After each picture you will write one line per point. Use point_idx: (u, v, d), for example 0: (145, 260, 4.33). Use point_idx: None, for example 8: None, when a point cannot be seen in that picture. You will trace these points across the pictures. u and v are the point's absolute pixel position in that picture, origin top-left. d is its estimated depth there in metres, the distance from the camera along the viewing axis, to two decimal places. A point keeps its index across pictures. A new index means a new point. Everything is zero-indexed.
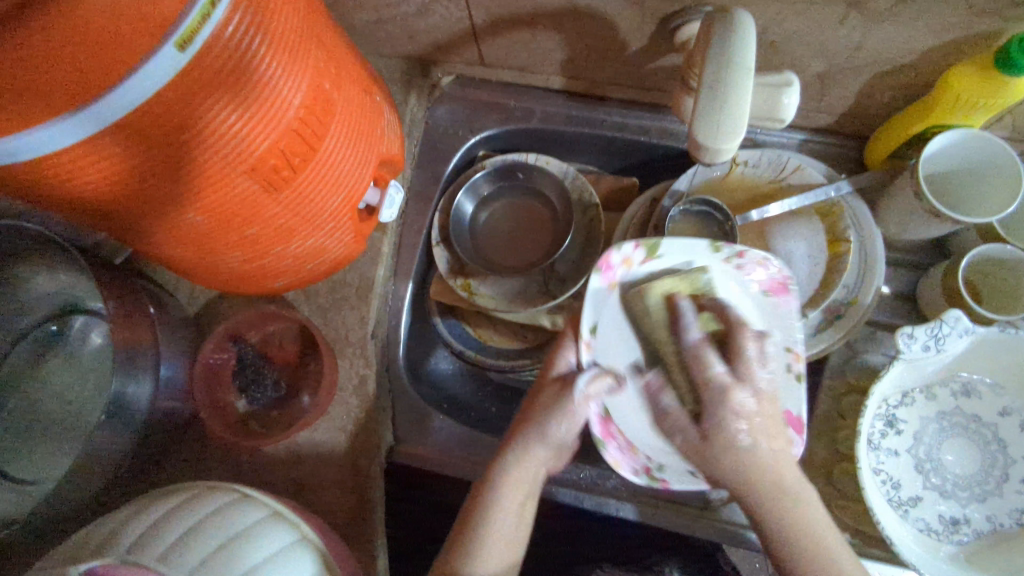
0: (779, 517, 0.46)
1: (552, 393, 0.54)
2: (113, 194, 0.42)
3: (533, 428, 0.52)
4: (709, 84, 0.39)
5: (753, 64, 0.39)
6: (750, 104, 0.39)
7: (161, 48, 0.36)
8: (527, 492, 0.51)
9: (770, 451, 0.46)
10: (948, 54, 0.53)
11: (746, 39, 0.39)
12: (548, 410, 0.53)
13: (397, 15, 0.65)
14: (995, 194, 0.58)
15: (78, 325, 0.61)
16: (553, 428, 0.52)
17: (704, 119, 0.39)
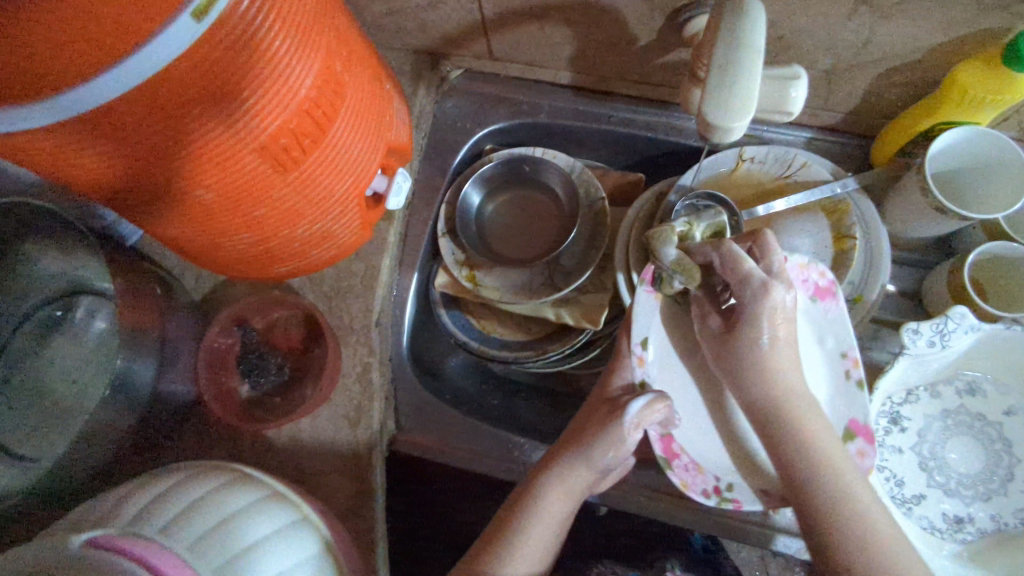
0: (809, 448, 0.49)
1: (602, 416, 0.55)
2: (126, 166, 0.42)
3: (579, 450, 0.54)
4: (718, 65, 0.39)
5: (762, 45, 0.40)
6: (759, 85, 0.40)
7: (178, 19, 0.36)
8: (562, 514, 0.54)
9: (787, 380, 0.50)
10: (956, 50, 0.53)
11: (756, 20, 0.40)
12: (603, 441, 0.53)
13: (408, 7, 0.66)
14: (1003, 191, 0.58)
15: (83, 305, 0.61)
16: (603, 455, 0.53)
17: (714, 99, 0.40)
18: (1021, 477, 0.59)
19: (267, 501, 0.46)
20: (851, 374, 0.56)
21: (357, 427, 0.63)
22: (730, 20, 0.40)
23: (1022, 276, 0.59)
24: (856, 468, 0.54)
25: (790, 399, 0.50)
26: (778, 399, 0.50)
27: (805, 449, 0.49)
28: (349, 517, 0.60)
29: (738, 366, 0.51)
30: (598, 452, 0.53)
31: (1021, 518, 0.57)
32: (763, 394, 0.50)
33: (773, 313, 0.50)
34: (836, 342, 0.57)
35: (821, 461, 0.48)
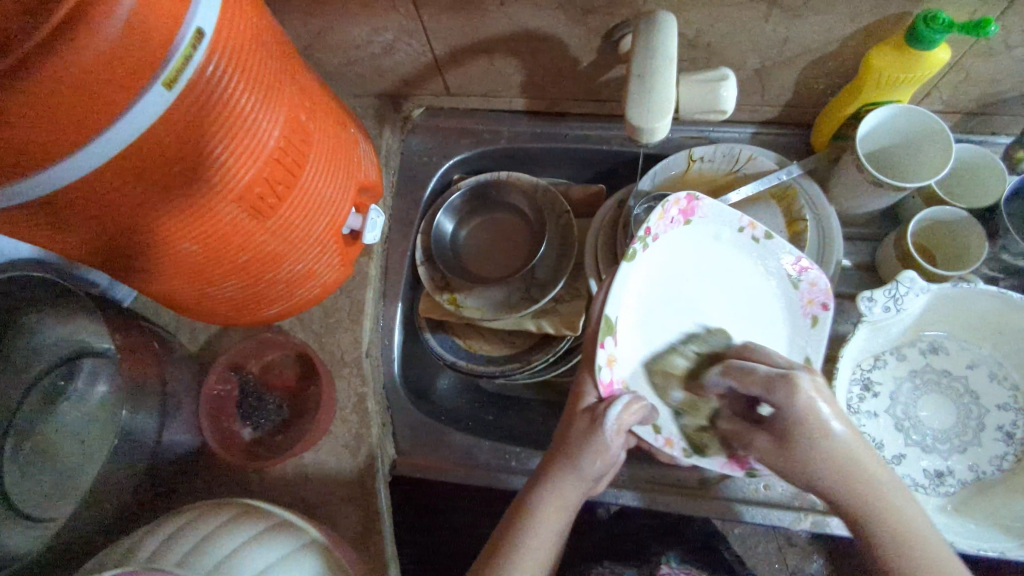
0: (875, 507, 0.47)
1: (582, 429, 0.54)
2: (112, 224, 0.46)
3: (569, 457, 0.53)
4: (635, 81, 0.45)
5: (670, 58, 0.45)
6: (668, 93, 0.44)
7: (150, 89, 0.39)
8: (558, 535, 0.52)
9: (846, 440, 0.47)
10: (867, 38, 0.58)
11: (661, 39, 0.45)
12: (593, 452, 0.52)
13: (365, 56, 0.71)
14: (931, 160, 0.63)
15: (85, 369, 0.64)
16: (593, 462, 0.52)
17: (634, 105, 0.45)
18: (992, 426, 0.62)
19: (274, 529, 0.49)
20: (754, 234, 0.61)
21: (359, 456, 0.65)
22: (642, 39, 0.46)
23: (962, 236, 0.63)
24: (819, 294, 0.61)
25: (850, 468, 0.47)
26: (839, 473, 0.47)
27: (884, 537, 0.46)
28: (358, 543, 0.62)
29: (798, 455, 0.48)
30: (586, 462, 0.52)
31: (997, 464, 0.60)
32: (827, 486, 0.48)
33: (816, 411, 0.47)
34: (729, 224, 0.61)
35: (895, 532, 0.46)
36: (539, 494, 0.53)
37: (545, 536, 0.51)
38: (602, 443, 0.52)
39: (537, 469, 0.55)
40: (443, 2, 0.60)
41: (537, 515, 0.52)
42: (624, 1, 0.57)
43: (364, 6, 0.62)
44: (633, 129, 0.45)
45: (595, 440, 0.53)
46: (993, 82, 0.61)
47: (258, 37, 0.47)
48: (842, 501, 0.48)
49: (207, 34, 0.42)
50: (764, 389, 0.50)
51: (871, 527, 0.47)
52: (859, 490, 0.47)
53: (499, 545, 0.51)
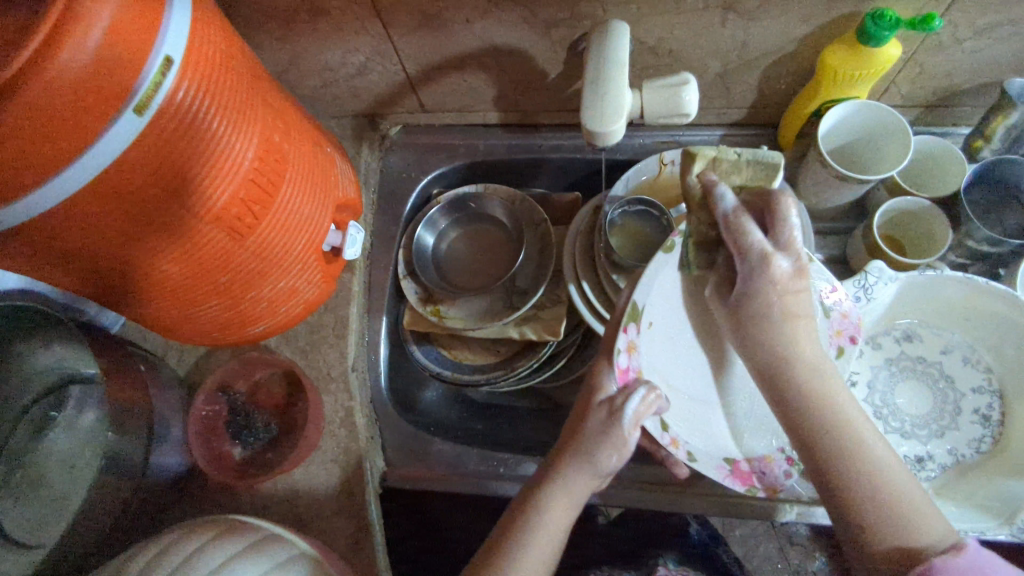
0: (824, 406, 0.45)
1: (600, 423, 0.52)
2: (92, 247, 0.47)
3: (577, 451, 0.52)
4: (592, 84, 0.48)
5: (623, 64, 0.47)
6: (622, 96, 0.47)
7: (122, 115, 0.41)
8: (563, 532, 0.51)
9: (792, 333, 0.46)
10: (822, 38, 0.60)
11: (615, 48, 0.48)
12: (602, 447, 0.52)
13: (340, 77, 0.73)
14: (892, 153, 0.64)
15: (73, 397, 0.65)
16: (603, 457, 0.51)
17: (590, 109, 0.47)
18: (968, 409, 0.63)
19: (261, 543, 0.50)
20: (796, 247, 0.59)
21: (348, 469, 0.66)
22: (595, 53, 0.48)
23: (926, 223, 0.64)
24: (849, 326, 0.59)
25: (788, 359, 0.46)
26: (778, 358, 0.46)
27: (821, 428, 0.45)
28: (350, 556, 0.63)
29: (754, 335, 0.47)
30: (602, 456, 0.51)
31: (975, 447, 0.61)
32: (795, 392, 0.46)
33: (783, 294, 0.45)
34: None
35: (846, 434, 0.45)
36: (546, 490, 0.51)
37: (549, 535, 0.50)
38: (613, 439, 0.51)
39: (544, 466, 0.54)
40: (412, 23, 0.62)
41: (544, 512, 0.51)
42: (585, 13, 0.59)
43: (336, 29, 0.64)
44: (589, 132, 0.47)
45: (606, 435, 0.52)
46: (946, 76, 0.63)
47: (228, 62, 0.48)
48: (783, 385, 0.47)
49: (176, 62, 0.43)
50: (740, 266, 0.45)
51: (814, 434, 0.45)
52: (822, 393, 0.46)
53: (502, 540, 0.49)
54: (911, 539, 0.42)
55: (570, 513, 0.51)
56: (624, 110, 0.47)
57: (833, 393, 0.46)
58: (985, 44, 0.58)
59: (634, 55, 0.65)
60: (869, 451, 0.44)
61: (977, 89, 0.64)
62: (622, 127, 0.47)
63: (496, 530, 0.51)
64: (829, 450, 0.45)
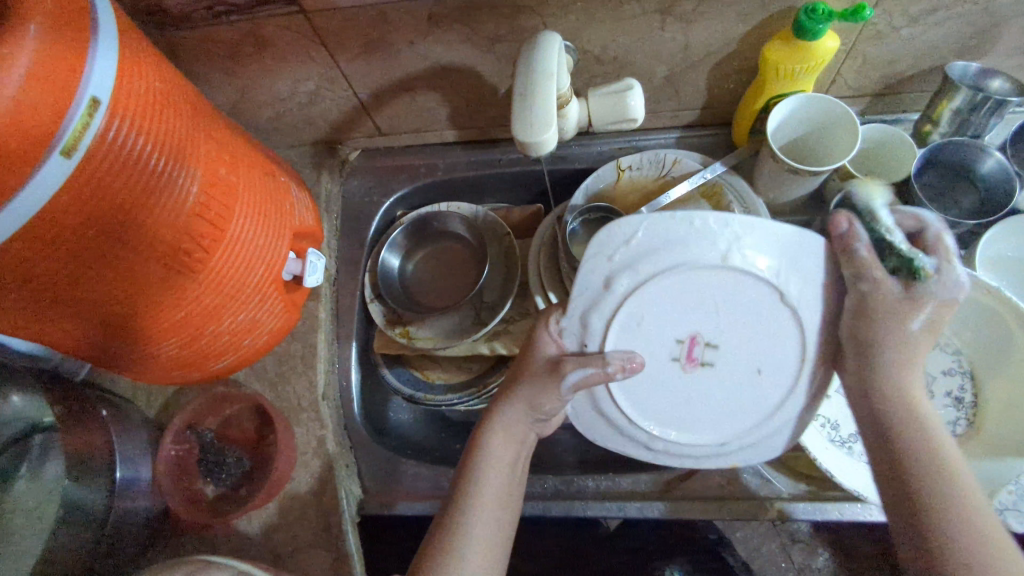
0: (921, 457, 0.44)
1: (538, 372, 0.54)
2: (35, 294, 0.46)
3: (507, 394, 0.56)
4: (520, 93, 0.48)
5: (549, 71, 0.48)
6: (549, 102, 0.48)
7: (48, 159, 0.40)
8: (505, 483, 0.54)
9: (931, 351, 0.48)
10: (762, 35, 0.60)
11: (543, 57, 0.49)
12: (535, 385, 0.54)
13: (293, 106, 0.73)
14: (841, 144, 0.65)
15: (35, 446, 0.64)
16: (544, 401, 0.54)
17: (520, 119, 0.48)
18: (940, 393, 0.63)
19: None
20: None
21: (323, 499, 0.66)
22: (524, 63, 0.49)
23: None
24: None
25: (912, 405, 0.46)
26: (897, 406, 0.47)
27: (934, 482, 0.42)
28: None
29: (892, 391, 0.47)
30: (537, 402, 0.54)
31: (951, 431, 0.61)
32: (912, 440, 0.45)
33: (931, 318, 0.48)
34: None
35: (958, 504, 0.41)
36: (485, 434, 0.55)
37: (498, 472, 0.54)
38: (551, 394, 0.53)
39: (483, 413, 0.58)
40: (357, 47, 0.62)
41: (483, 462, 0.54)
42: (525, 27, 0.60)
43: (282, 59, 0.64)
44: (522, 143, 0.48)
45: (539, 376, 0.54)
46: (890, 64, 0.63)
47: (162, 98, 0.48)
48: (887, 418, 0.46)
49: (103, 102, 0.43)
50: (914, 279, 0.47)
51: (912, 471, 0.44)
52: (945, 471, 0.43)
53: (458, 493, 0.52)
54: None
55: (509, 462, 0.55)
56: (553, 116, 0.48)
57: (939, 447, 0.44)
58: (922, 30, 0.58)
59: (580, 65, 0.65)
60: (966, 511, 0.41)
61: (922, 74, 0.65)
62: (553, 134, 0.48)
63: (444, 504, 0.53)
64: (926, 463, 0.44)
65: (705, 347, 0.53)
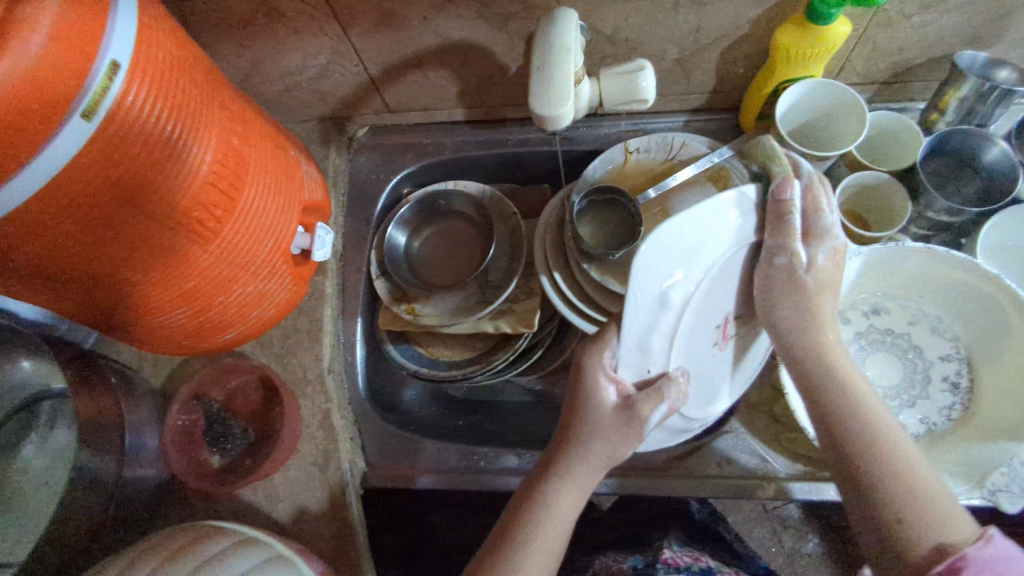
0: (850, 421, 0.50)
1: (617, 426, 0.51)
2: (52, 259, 0.47)
3: (578, 443, 0.52)
4: (537, 67, 0.49)
5: (568, 45, 0.49)
6: (567, 77, 0.48)
7: (69, 122, 0.41)
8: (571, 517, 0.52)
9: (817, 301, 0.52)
10: (774, 18, 0.60)
11: (562, 32, 0.49)
12: (612, 439, 0.51)
13: (303, 80, 0.73)
14: (849, 129, 0.65)
15: (44, 412, 0.65)
16: (622, 449, 0.52)
17: (536, 93, 0.49)
18: (937, 377, 0.64)
19: (234, 548, 0.50)
20: None
21: (327, 471, 0.67)
22: (542, 38, 0.49)
23: (887, 197, 0.65)
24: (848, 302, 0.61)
25: (819, 345, 0.53)
26: (806, 344, 0.53)
27: (843, 409, 0.50)
28: (334, 556, 0.64)
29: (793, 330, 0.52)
30: (598, 449, 0.52)
31: (946, 415, 0.62)
32: (835, 401, 0.51)
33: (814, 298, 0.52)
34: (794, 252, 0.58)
35: (879, 444, 0.48)
36: (552, 485, 0.52)
37: (566, 501, 0.52)
38: (635, 441, 0.51)
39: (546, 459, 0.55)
40: (370, 22, 0.62)
41: (549, 506, 0.52)
42: (538, 6, 0.60)
43: (294, 32, 0.64)
44: (537, 116, 0.49)
45: (612, 425, 0.51)
46: (898, 52, 0.64)
47: (179, 66, 0.48)
48: (807, 372, 0.53)
49: (123, 66, 0.43)
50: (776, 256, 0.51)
51: (843, 421, 0.50)
52: (857, 399, 0.51)
53: (514, 520, 0.52)
54: (946, 531, 0.44)
55: (574, 504, 0.52)
56: (570, 90, 0.49)
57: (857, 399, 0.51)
58: (932, 18, 0.59)
59: (592, 45, 0.65)
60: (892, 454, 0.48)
61: (930, 62, 0.65)
62: (570, 108, 0.49)
63: (498, 527, 0.53)
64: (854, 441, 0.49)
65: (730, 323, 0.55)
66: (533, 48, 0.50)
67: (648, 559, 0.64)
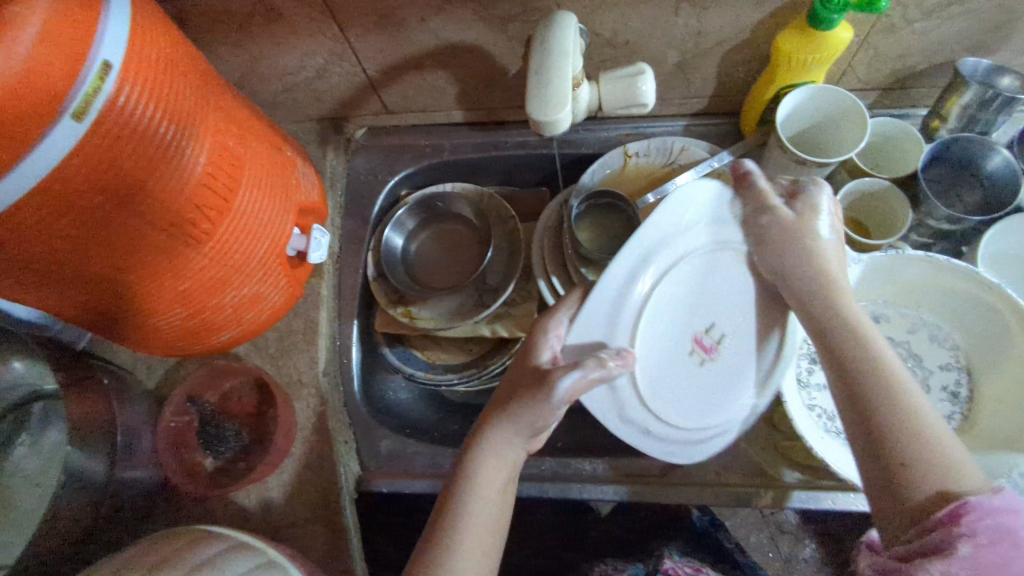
0: (859, 364, 0.46)
1: (529, 394, 0.51)
2: (43, 261, 0.46)
3: (496, 421, 0.52)
4: (536, 72, 0.49)
5: (566, 49, 0.49)
6: (565, 82, 0.48)
7: (61, 122, 0.40)
8: (491, 508, 0.50)
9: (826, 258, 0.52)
10: (776, 23, 0.60)
11: (561, 36, 0.49)
12: (524, 409, 0.51)
13: (300, 81, 0.72)
14: (849, 136, 0.65)
15: (37, 414, 0.64)
16: (539, 418, 0.51)
17: (534, 97, 0.48)
18: (936, 386, 0.63)
19: (225, 553, 0.50)
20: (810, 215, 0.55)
21: (322, 475, 0.66)
22: (540, 42, 0.49)
23: (886, 205, 0.65)
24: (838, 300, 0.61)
25: (826, 285, 0.51)
26: (810, 284, 0.51)
27: (851, 347, 0.47)
28: (327, 561, 0.63)
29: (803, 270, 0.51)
30: (525, 421, 0.51)
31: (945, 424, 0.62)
32: (855, 356, 0.47)
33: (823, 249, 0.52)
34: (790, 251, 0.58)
35: (883, 378, 0.45)
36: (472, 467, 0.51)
37: (487, 491, 0.50)
38: (547, 409, 0.50)
39: (479, 420, 0.54)
40: (367, 22, 0.62)
41: (468, 494, 0.50)
42: (537, 8, 0.59)
43: (291, 33, 0.64)
44: (535, 120, 0.48)
45: (530, 398, 0.51)
46: (900, 59, 0.63)
47: (174, 66, 0.48)
48: (817, 314, 0.50)
49: (116, 66, 0.42)
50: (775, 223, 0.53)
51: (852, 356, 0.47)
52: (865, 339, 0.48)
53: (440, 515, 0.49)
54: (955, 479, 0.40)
55: (493, 490, 0.50)
56: (569, 95, 0.48)
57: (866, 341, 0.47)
58: (935, 25, 0.58)
59: (591, 48, 0.65)
60: (900, 393, 0.44)
61: (932, 69, 0.65)
62: (569, 113, 0.48)
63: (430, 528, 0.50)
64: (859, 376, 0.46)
65: (710, 334, 0.57)
66: (531, 52, 0.50)
67: (649, 570, 0.65)
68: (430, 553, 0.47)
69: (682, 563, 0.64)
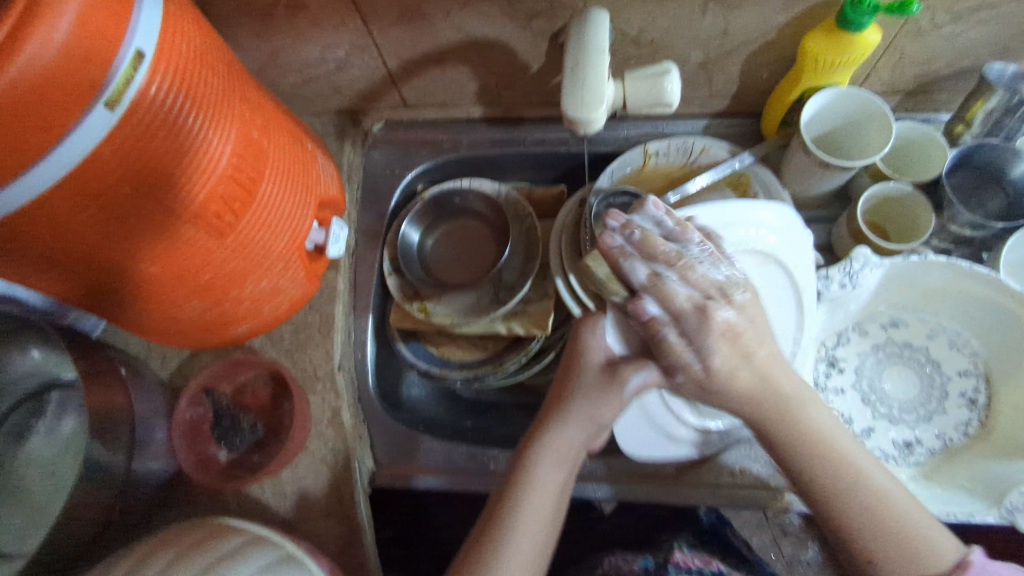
0: (823, 465, 0.48)
1: (597, 384, 0.55)
2: (68, 250, 0.46)
3: (559, 408, 0.55)
4: (571, 69, 0.49)
5: (603, 46, 0.49)
6: (602, 79, 0.48)
7: (93, 109, 0.40)
8: (551, 510, 0.52)
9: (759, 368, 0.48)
10: (803, 24, 0.59)
11: (597, 32, 0.49)
12: (592, 398, 0.55)
13: (320, 73, 0.72)
14: (873, 139, 0.65)
15: (54, 403, 0.62)
16: (605, 412, 0.54)
17: (571, 96, 0.49)
18: (954, 393, 0.63)
19: (245, 546, 0.50)
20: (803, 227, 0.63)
21: (336, 470, 0.66)
22: (576, 39, 0.49)
23: (908, 209, 0.65)
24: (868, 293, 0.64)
25: (779, 402, 0.48)
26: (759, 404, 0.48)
27: (810, 463, 0.48)
28: (342, 556, 0.63)
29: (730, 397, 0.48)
30: (594, 412, 0.54)
31: (963, 431, 0.61)
32: (802, 465, 0.48)
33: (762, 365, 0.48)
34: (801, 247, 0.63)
35: (842, 481, 0.47)
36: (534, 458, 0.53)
37: (544, 495, 0.52)
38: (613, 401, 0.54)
39: (530, 430, 0.56)
40: (392, 16, 0.62)
41: (526, 492, 0.52)
42: (565, 4, 0.58)
43: (314, 25, 0.63)
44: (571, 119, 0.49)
45: (596, 386, 0.55)
46: (927, 62, 0.63)
47: (202, 56, 0.48)
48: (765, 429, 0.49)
49: (147, 55, 0.42)
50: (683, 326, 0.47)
51: (803, 463, 0.48)
52: (826, 444, 0.48)
53: (492, 516, 0.51)
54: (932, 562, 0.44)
55: (554, 489, 0.52)
56: (604, 93, 0.49)
57: (826, 447, 0.48)
58: (964, 29, 0.58)
59: (615, 46, 0.64)
60: (861, 490, 0.47)
61: (957, 73, 0.64)
62: (604, 112, 0.49)
63: (478, 528, 0.52)
64: (825, 489, 0.47)
65: None
66: (567, 48, 0.50)
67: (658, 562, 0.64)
68: (476, 554, 0.49)
69: (692, 556, 0.63)
